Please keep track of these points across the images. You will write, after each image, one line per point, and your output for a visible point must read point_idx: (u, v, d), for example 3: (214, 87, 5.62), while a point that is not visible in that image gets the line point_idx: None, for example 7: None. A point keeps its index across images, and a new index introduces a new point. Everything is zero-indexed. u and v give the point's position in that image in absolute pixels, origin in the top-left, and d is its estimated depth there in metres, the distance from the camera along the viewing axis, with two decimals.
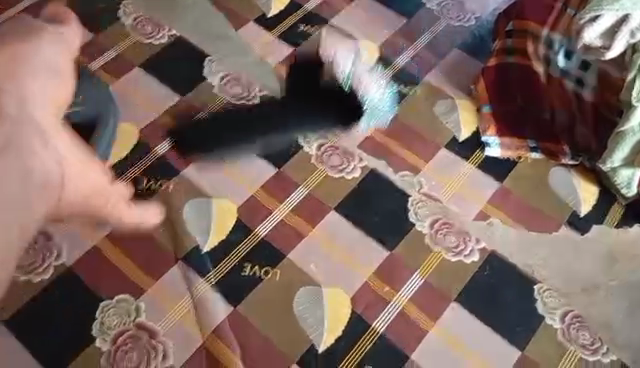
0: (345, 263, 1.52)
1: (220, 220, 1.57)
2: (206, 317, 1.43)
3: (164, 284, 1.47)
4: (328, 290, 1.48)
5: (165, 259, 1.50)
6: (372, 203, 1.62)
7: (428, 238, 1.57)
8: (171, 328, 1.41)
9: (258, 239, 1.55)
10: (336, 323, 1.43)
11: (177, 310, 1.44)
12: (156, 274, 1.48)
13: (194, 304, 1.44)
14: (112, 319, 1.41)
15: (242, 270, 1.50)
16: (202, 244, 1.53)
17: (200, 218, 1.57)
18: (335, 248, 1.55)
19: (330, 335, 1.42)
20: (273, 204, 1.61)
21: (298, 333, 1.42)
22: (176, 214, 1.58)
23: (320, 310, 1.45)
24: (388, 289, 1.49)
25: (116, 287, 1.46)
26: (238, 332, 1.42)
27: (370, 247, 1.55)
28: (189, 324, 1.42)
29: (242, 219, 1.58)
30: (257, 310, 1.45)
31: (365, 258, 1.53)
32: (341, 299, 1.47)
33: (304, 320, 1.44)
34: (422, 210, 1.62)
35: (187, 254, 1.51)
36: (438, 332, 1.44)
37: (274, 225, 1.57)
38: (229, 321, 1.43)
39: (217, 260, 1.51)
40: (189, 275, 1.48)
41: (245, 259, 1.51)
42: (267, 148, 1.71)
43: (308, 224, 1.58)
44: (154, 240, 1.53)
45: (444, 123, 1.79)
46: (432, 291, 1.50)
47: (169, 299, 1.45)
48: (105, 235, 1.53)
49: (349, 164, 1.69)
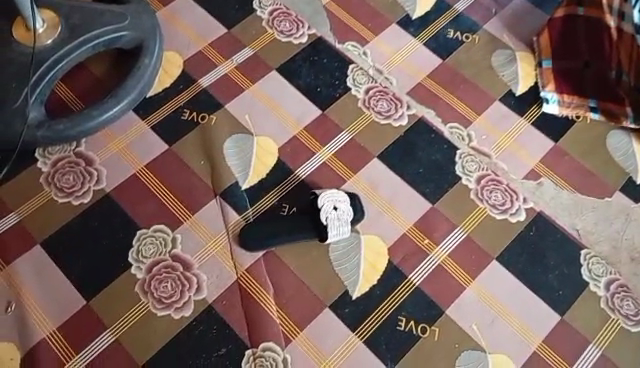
0: (385, 212, 1.48)
1: (260, 158, 1.54)
2: (241, 253, 1.41)
3: (200, 218, 1.46)
4: (366, 238, 1.44)
5: (203, 193, 1.49)
6: (418, 153, 1.56)
7: (473, 194, 1.51)
8: (206, 261, 1.40)
9: (298, 181, 1.51)
10: (372, 271, 1.40)
11: (212, 244, 1.42)
12: (194, 207, 1.47)
13: (230, 240, 1.43)
14: (148, 248, 1.41)
15: (280, 211, 1.47)
16: (242, 181, 1.51)
17: (241, 153, 1.54)
18: (376, 196, 1.50)
19: (366, 283, 1.39)
20: (315, 146, 1.56)
21: (333, 278, 1.39)
22: (216, 149, 1.54)
23: (357, 256, 1.42)
24: (428, 242, 1.44)
25: (153, 217, 1.45)
26: (272, 271, 1.40)
27: (412, 198, 1.50)
28: (224, 258, 1.41)
29: (283, 159, 1.54)
30: (292, 251, 1.42)
31: (406, 209, 1.49)
32: (379, 248, 1.43)
33: (341, 265, 1.41)
34: (470, 165, 1.55)
35: (225, 190, 1.49)
36: (476, 290, 1.40)
37: (315, 168, 1.53)
38: (264, 260, 1.41)
39: (255, 199, 1.48)
40: (226, 211, 1.46)
41: (283, 199, 1.49)
42: (313, 88, 1.65)
43: (349, 170, 1.53)
44: (193, 173, 1.51)
45: (500, 75, 1.70)
46: (473, 247, 1.45)
47: (205, 233, 1.44)
48: (145, 165, 1.52)
49: (397, 111, 1.62)
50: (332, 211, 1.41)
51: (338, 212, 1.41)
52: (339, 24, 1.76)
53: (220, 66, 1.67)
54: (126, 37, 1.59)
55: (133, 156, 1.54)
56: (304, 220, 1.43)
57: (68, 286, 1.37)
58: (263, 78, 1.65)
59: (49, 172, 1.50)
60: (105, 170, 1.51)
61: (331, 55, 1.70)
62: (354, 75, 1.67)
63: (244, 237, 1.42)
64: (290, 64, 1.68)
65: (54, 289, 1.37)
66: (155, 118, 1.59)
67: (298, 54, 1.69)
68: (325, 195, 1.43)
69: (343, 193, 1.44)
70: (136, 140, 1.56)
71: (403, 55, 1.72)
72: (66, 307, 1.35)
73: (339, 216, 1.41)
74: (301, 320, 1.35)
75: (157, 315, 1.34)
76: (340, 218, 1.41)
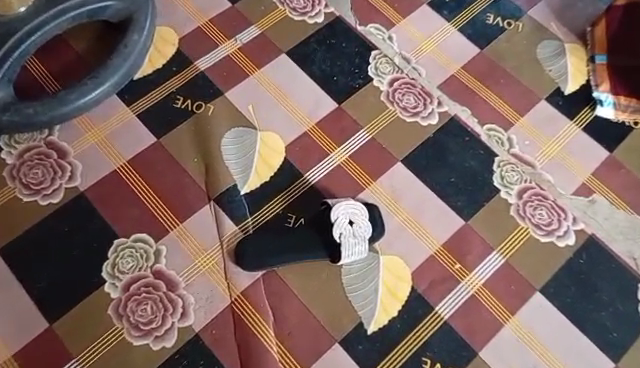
0: (410, 228, 1.24)
1: (263, 157, 1.30)
2: (236, 272, 1.19)
3: (190, 227, 1.23)
4: (386, 260, 1.21)
5: (195, 197, 1.26)
6: (449, 158, 1.32)
7: (514, 210, 1.27)
8: (194, 281, 1.18)
9: (308, 187, 1.28)
10: (392, 301, 1.17)
11: (203, 260, 1.20)
12: (183, 213, 1.24)
13: (224, 256, 1.20)
14: (126, 262, 1.18)
15: (284, 222, 1.24)
16: (241, 184, 1.27)
17: (241, 150, 1.30)
18: (399, 209, 1.26)
19: (384, 314, 1.16)
20: (328, 146, 1.33)
21: (344, 307, 1.17)
22: (212, 145, 1.31)
23: (375, 281, 1.19)
24: (460, 267, 1.21)
25: (135, 224, 1.22)
26: (273, 296, 1.17)
27: (441, 212, 1.27)
28: (216, 278, 1.18)
29: (291, 160, 1.31)
30: (298, 272, 1.19)
31: (434, 225, 1.25)
32: (401, 272, 1.20)
33: (355, 291, 1.18)
34: (510, 175, 1.31)
35: (220, 194, 1.26)
36: (515, 328, 1.17)
37: (327, 171, 1.30)
38: (264, 281, 1.18)
39: (256, 207, 1.25)
40: (221, 220, 1.24)
41: (289, 207, 1.25)
42: (328, 77, 1.41)
43: (368, 176, 1.29)
44: (184, 173, 1.28)
45: (546, 71, 1.45)
46: (512, 275, 1.22)
47: (195, 246, 1.21)
48: (127, 160, 1.29)
49: (426, 107, 1.38)
50: (347, 226, 1.18)
51: (355, 227, 1.18)
52: (362, 2, 1.51)
53: (221, 46, 1.43)
54: (112, 7, 1.34)
55: (115, 150, 1.30)
56: (314, 235, 1.20)
57: (29, 304, 1.15)
58: (270, 63, 1.41)
59: (14, 165, 1.27)
60: (80, 165, 1.28)
61: (350, 38, 1.45)
62: (377, 63, 1.43)
63: (241, 254, 1.19)
64: (303, 47, 1.43)
65: (12, 308, 1.14)
66: (141, 105, 1.35)
67: (312, 35, 1.45)
68: (339, 207, 1.20)
69: (361, 205, 1.21)
70: (119, 130, 1.32)
71: (435, 42, 1.48)
72: (26, 330, 1.13)
73: (356, 232, 1.18)
74: (305, 357, 1.13)
75: (133, 345, 1.12)
76: (357, 235, 1.18)
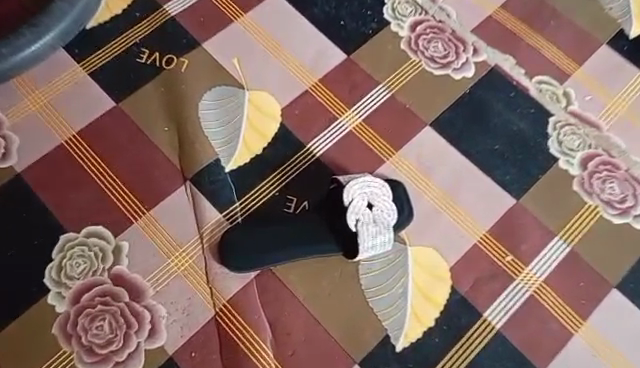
0: (445, 210, 0.96)
1: (253, 123, 1.01)
2: (222, 275, 0.90)
3: (160, 217, 0.94)
4: (416, 253, 0.93)
5: (166, 178, 0.97)
6: (493, 120, 1.03)
7: (577, 184, 0.99)
8: (166, 286, 0.89)
9: (312, 161, 0.99)
10: (427, 306, 0.89)
11: (177, 260, 0.91)
12: (151, 199, 0.95)
13: (205, 253, 0.92)
14: (75, 265, 0.90)
15: (282, 207, 0.95)
16: (225, 159, 0.98)
17: (224, 115, 1.01)
18: (430, 187, 0.97)
19: (417, 324, 0.89)
20: (336, 108, 1.03)
21: (365, 316, 0.89)
22: (188, 110, 1.01)
23: (403, 281, 0.90)
24: (512, 260, 0.93)
25: (88, 214, 0.94)
26: (271, 304, 0.89)
27: (485, 189, 0.98)
28: (195, 283, 0.90)
29: (289, 127, 1.02)
30: (302, 272, 0.91)
31: (476, 207, 0.96)
32: (437, 268, 0.92)
33: (378, 295, 0.90)
34: (570, 140, 1.03)
35: (199, 173, 0.97)
36: (587, 338, 0.90)
37: (336, 140, 1.01)
38: (258, 286, 0.90)
39: (245, 187, 0.96)
40: (201, 205, 0.95)
41: (288, 187, 0.97)
42: (334, 21, 1.11)
43: (388, 146, 1.00)
44: (151, 147, 0.99)
45: (606, 9, 1.16)
46: (580, 269, 0.94)
47: (167, 241, 0.92)
48: (78, 132, 1.00)
49: (459, 56, 1.08)
50: (365, 210, 0.89)
51: (375, 212, 0.90)
52: None
53: None
54: None
55: (62, 118, 1.01)
56: (322, 223, 0.92)
57: None
58: (259, 5, 1.11)
59: None
60: (18, 139, 0.99)
61: None
62: (394, 2, 1.13)
63: (226, 250, 0.90)
64: None
65: None
66: (97, 61, 1.05)
67: None
68: (354, 185, 0.91)
69: (383, 183, 0.92)
70: (68, 93, 1.03)
71: None
72: None
73: (376, 218, 0.89)
74: None
75: None
76: (378, 221, 0.90)
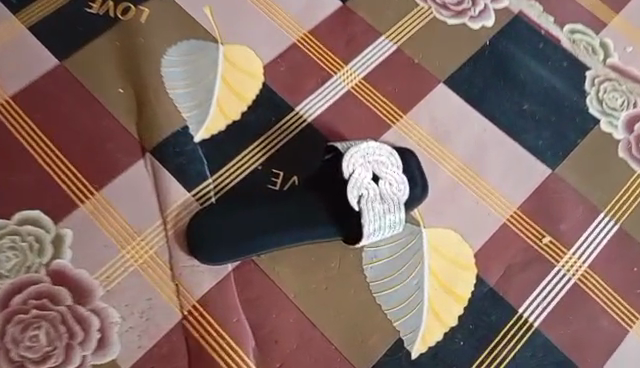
0: (467, 185, 0.78)
1: (228, 83, 0.82)
2: (190, 268, 0.72)
3: (112, 199, 0.75)
4: (433, 236, 0.75)
5: (119, 151, 0.77)
6: (517, 75, 0.86)
7: (623, 150, 0.82)
8: (120, 284, 0.71)
9: (301, 126, 0.81)
10: (448, 302, 0.71)
11: (134, 251, 0.73)
12: (100, 177, 0.76)
13: (170, 242, 0.73)
14: (4, 259, 0.71)
15: (266, 183, 0.77)
16: (193, 126, 0.79)
17: (193, 75, 0.82)
18: (448, 157, 0.80)
19: (437, 325, 0.70)
20: (330, 64, 0.85)
21: (371, 316, 0.71)
22: (147, 67, 0.82)
23: (418, 271, 0.73)
24: (551, 242, 0.75)
25: (21, 196, 0.74)
26: (253, 304, 0.71)
27: (514, 158, 0.80)
28: (157, 280, 0.71)
29: (272, 86, 0.83)
30: (291, 263, 0.73)
31: (504, 180, 0.79)
32: (460, 255, 0.74)
33: (387, 289, 0.72)
34: (611, 97, 0.85)
35: (161, 144, 0.78)
36: None
37: (331, 102, 0.83)
38: (237, 281, 0.72)
39: (219, 160, 0.78)
40: (164, 182, 0.76)
41: (272, 159, 0.78)
42: None
43: (394, 107, 0.83)
44: (102, 113, 0.80)
45: None
46: (632, 251, 0.76)
47: (121, 226, 0.74)
48: (10, 95, 0.80)
49: (475, 2, 0.90)
50: (370, 185, 0.72)
51: (382, 186, 0.72)
52: None
53: None
54: None
55: None
56: (315, 202, 0.73)
57: None
58: None
59: None
60: None
61: None
62: None
63: (196, 237, 0.72)
64: None
65: None
66: (36, 11, 0.86)
67: None
68: (355, 154, 0.72)
69: (391, 150, 0.74)
70: None
71: None
72: None
73: (383, 194, 0.72)
74: None
75: None
76: (386, 198, 0.72)
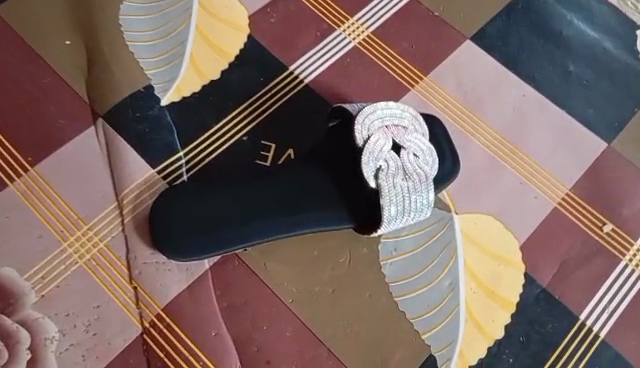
0: (505, 161, 0.63)
1: (205, 34, 0.65)
2: (154, 266, 0.54)
3: (51, 177, 0.57)
4: (467, 224, 0.59)
5: (62, 116, 0.60)
6: (558, 31, 0.70)
7: None
8: (60, 288, 0.53)
9: (297, 88, 0.64)
10: (491, 307, 0.56)
11: (79, 244, 0.55)
12: (36, 149, 0.58)
13: (127, 231, 0.56)
14: None
15: (254, 157, 0.60)
16: (159, 86, 0.62)
17: (161, 25, 0.65)
18: (480, 127, 0.64)
19: (478, 337, 0.54)
20: (331, 15, 0.68)
21: (392, 326, 0.54)
22: (101, 14, 0.64)
23: (450, 267, 0.57)
24: (612, 232, 0.60)
25: None
26: (237, 312, 0.54)
27: (561, 129, 0.65)
28: (108, 282, 0.54)
29: (260, 40, 0.66)
30: (287, 259, 0.56)
31: (551, 155, 0.63)
32: (502, 247, 0.58)
33: (412, 291, 0.56)
34: None
35: (117, 107, 0.60)
36: None
37: (334, 60, 0.66)
38: (216, 282, 0.55)
39: (193, 128, 0.61)
40: (120, 155, 0.58)
41: (262, 128, 0.61)
42: None
43: (412, 68, 0.67)
44: (40, 69, 0.62)
45: None
46: None
47: (63, 212, 0.56)
48: None
49: None
50: (390, 156, 0.57)
51: (404, 158, 0.57)
52: None
53: None
54: None
55: None
56: (318, 181, 0.57)
57: None
58: None
59: None
60: None
61: None
62: None
63: (161, 223, 0.55)
64: None
65: None
66: None
67: None
68: (371, 114, 0.57)
69: (416, 113, 0.59)
70: None
71: None
72: None
73: (407, 168, 0.56)
74: None
75: None
76: (410, 174, 0.56)
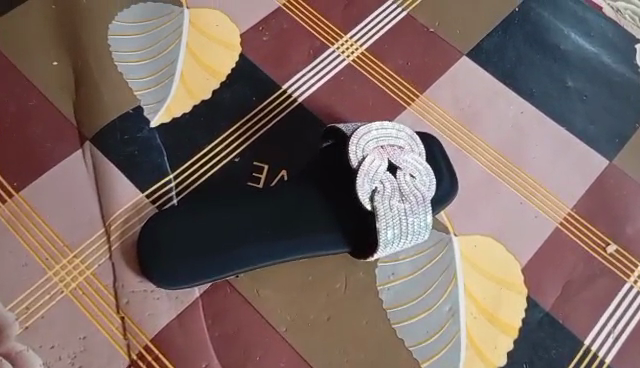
0: (504, 180, 0.61)
1: (195, 53, 0.64)
2: (142, 294, 0.53)
3: (36, 202, 0.55)
4: (467, 246, 0.57)
5: (48, 139, 0.58)
6: (555, 46, 0.69)
7: None
8: (45, 319, 0.51)
9: (290, 107, 0.62)
10: (492, 333, 0.54)
11: (64, 273, 0.53)
12: (21, 174, 0.56)
13: (114, 258, 0.54)
14: None
15: (246, 179, 0.58)
16: (147, 107, 0.60)
17: (151, 44, 0.63)
18: (478, 145, 0.62)
19: (480, 365, 0.52)
20: (324, 33, 0.67)
21: (390, 354, 0.52)
22: (89, 34, 0.63)
23: (450, 292, 0.55)
24: (617, 252, 0.58)
25: None
26: (229, 341, 0.52)
27: (561, 146, 0.63)
28: (95, 311, 0.52)
29: (252, 59, 0.65)
30: (281, 285, 0.54)
31: (551, 173, 0.62)
32: (503, 270, 0.56)
33: (410, 318, 0.54)
34: None
35: (106, 129, 0.59)
36: None
37: (327, 78, 0.65)
38: (207, 311, 0.53)
39: (183, 150, 0.59)
40: (108, 179, 0.57)
41: (255, 149, 0.60)
42: None
43: (407, 86, 0.65)
44: (27, 91, 0.60)
45: None
46: None
47: (49, 239, 0.54)
48: None
49: None
50: (385, 177, 0.55)
51: (401, 179, 0.55)
52: None
53: None
54: None
55: None
56: (312, 204, 0.55)
57: None
58: None
59: None
60: None
61: None
62: None
63: (150, 250, 0.53)
64: None
65: None
66: None
67: None
68: (366, 135, 0.56)
69: (412, 132, 0.57)
70: None
71: None
72: None
73: (403, 189, 0.55)
74: None
75: None
76: (407, 195, 0.54)
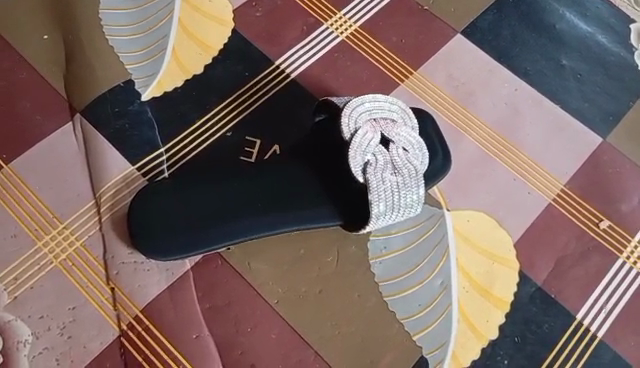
0: (497, 156, 0.61)
1: (187, 28, 0.63)
2: (133, 266, 0.52)
3: (26, 175, 0.55)
4: (460, 222, 0.57)
5: (39, 111, 0.58)
6: (550, 25, 0.68)
7: None
8: (34, 290, 0.51)
9: (282, 83, 0.62)
10: (484, 307, 0.53)
11: (54, 244, 0.52)
12: (11, 146, 0.56)
13: (104, 230, 0.53)
14: None
15: (238, 154, 0.58)
16: (139, 80, 0.60)
17: (142, 19, 0.63)
18: (472, 122, 0.62)
19: (472, 338, 0.52)
20: (318, 9, 0.67)
21: (381, 327, 0.52)
22: (80, 8, 0.62)
23: (441, 266, 0.54)
24: (610, 229, 0.58)
25: None
26: (220, 314, 0.52)
27: (555, 123, 0.63)
28: (85, 282, 0.51)
29: (245, 34, 0.64)
30: (272, 259, 0.54)
31: (544, 150, 0.61)
32: (496, 245, 0.56)
33: (402, 291, 0.53)
34: None
35: (97, 102, 0.58)
36: None
37: (320, 54, 0.64)
38: (198, 283, 0.52)
39: (176, 124, 0.58)
40: (99, 151, 0.56)
41: (247, 123, 0.59)
42: None
43: (401, 63, 0.65)
44: (17, 65, 0.59)
45: None
46: None
47: (38, 211, 0.54)
48: None
49: None
50: (378, 150, 0.55)
51: (393, 152, 0.55)
52: None
53: None
54: None
55: None
56: (305, 177, 0.55)
57: None
58: None
59: None
60: None
61: None
62: None
63: (140, 221, 0.52)
64: None
65: None
66: None
67: None
68: (358, 107, 0.56)
69: (405, 107, 0.57)
70: None
71: None
72: None
73: (396, 162, 0.54)
74: None
75: None
76: (400, 168, 0.54)
